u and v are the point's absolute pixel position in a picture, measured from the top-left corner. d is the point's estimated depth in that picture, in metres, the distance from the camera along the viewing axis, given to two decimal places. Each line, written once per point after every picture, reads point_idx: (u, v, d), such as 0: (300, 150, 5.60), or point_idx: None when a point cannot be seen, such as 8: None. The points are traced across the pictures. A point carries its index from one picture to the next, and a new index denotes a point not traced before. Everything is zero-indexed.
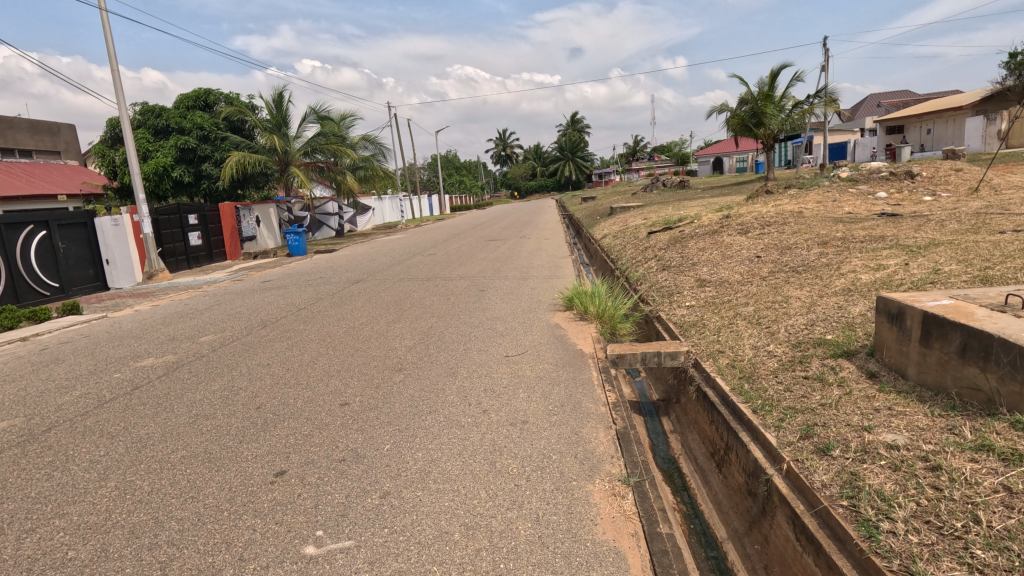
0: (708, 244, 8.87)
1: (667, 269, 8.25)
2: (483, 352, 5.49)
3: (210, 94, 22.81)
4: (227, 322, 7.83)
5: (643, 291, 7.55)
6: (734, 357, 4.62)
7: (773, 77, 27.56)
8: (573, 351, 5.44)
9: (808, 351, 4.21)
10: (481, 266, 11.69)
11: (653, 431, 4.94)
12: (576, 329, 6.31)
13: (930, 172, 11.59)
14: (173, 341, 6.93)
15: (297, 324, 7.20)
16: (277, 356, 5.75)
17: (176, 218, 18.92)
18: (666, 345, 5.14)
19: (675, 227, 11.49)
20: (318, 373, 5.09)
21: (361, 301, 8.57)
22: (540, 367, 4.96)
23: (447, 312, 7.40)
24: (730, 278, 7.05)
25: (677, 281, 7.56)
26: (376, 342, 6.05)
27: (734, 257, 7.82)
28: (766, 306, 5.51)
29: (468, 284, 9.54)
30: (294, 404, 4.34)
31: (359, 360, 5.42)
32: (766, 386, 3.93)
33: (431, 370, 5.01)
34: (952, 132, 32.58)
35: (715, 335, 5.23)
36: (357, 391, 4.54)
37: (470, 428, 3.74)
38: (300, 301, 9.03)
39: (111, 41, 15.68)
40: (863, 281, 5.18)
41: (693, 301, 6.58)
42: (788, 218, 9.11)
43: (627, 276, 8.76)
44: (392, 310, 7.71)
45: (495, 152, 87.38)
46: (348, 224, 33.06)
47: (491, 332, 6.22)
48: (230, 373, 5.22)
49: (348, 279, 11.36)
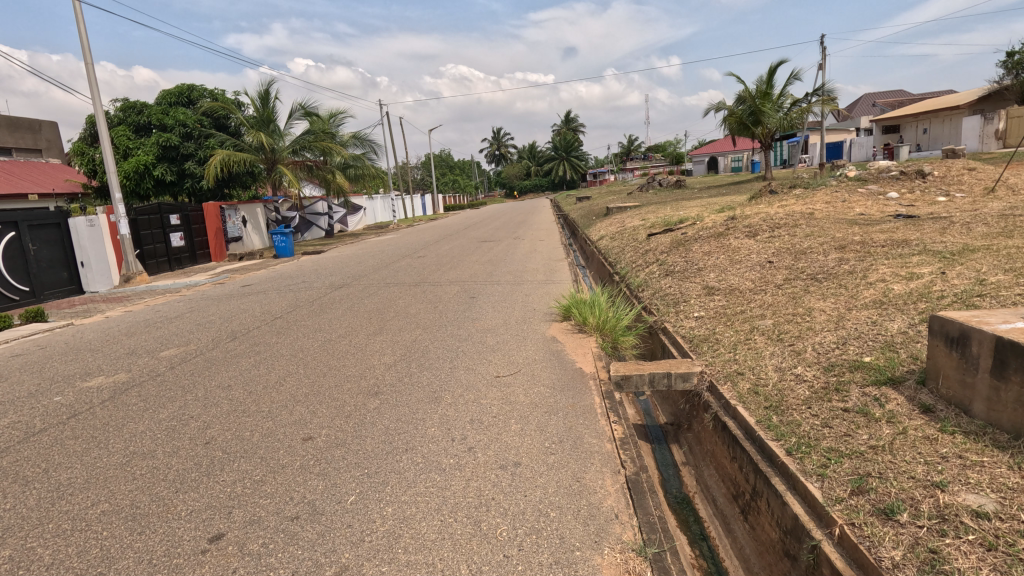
0: (714, 247, 8.31)
1: (672, 275, 7.69)
2: (471, 372, 4.89)
3: (194, 90, 22.11)
4: (195, 333, 7.19)
5: (647, 300, 6.97)
6: (756, 382, 4.04)
7: (770, 75, 27.11)
8: (571, 370, 4.85)
9: (844, 377, 3.65)
10: (473, 270, 11.07)
11: (663, 462, 4.37)
12: (574, 343, 5.72)
13: (942, 171, 11.10)
14: (131, 356, 6.28)
15: (269, 336, 6.58)
16: (239, 376, 5.12)
17: (157, 218, 18.24)
18: (676, 364, 4.57)
19: (676, 229, 10.95)
20: (283, 398, 4.47)
21: (342, 309, 7.94)
22: (535, 391, 4.37)
23: (434, 322, 6.79)
24: (741, 285, 6.50)
25: (683, 288, 7.00)
26: (353, 359, 5.43)
27: (744, 262, 7.26)
28: (787, 320, 4.95)
29: (458, 290, 8.93)
30: (248, 438, 3.72)
31: (331, 382, 4.81)
32: (798, 420, 3.36)
33: (410, 394, 4.41)
34: (949, 131, 32.24)
35: (732, 353, 4.66)
36: (323, 423, 3.93)
37: (453, 474, 3.15)
38: (278, 309, 8.39)
39: (84, 33, 14.94)
40: (897, 293, 4.63)
41: (703, 311, 6.02)
42: (798, 220, 8.58)
43: (628, 282, 8.18)
44: (375, 320, 7.07)
45: (489, 151, 86.79)
46: (339, 224, 32.35)
47: (481, 347, 5.62)
48: (183, 397, 4.59)
49: (332, 284, 10.73)
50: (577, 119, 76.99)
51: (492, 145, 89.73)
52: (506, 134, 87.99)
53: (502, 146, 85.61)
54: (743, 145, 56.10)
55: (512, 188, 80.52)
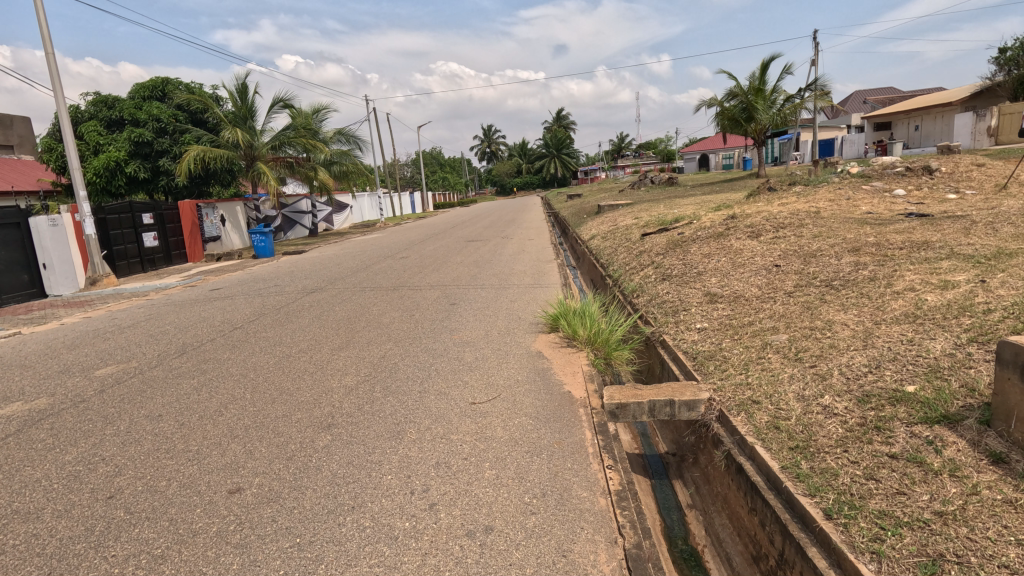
0: (714, 249, 7.70)
1: (669, 279, 7.08)
2: (444, 398, 4.22)
3: (168, 83, 21.23)
4: (142, 347, 6.43)
5: (643, 308, 6.34)
6: (776, 413, 3.41)
7: (763, 70, 26.63)
8: (559, 395, 4.20)
9: (885, 412, 3.03)
10: (457, 273, 10.38)
11: (665, 503, 3.74)
12: (564, 360, 5.08)
13: (949, 167, 10.61)
14: (62, 375, 5.52)
15: (222, 351, 5.89)
16: (174, 403, 4.40)
17: (128, 217, 17.39)
18: (679, 388, 3.94)
19: (672, 228, 10.34)
20: (219, 432, 3.79)
21: (310, 318, 7.23)
22: (515, 423, 3.73)
23: (408, 334, 6.11)
24: (747, 293, 5.90)
25: (683, 295, 6.38)
26: (309, 381, 4.74)
27: (748, 266, 6.67)
28: (803, 335, 4.35)
29: (439, 296, 8.26)
30: (161, 492, 3.03)
31: (279, 410, 4.12)
32: (834, 469, 2.74)
33: (370, 429, 3.74)
34: (940, 128, 31.93)
35: (744, 375, 4.04)
36: (256, 468, 3.24)
37: (408, 546, 2.50)
38: (240, 317, 7.66)
39: (43, 21, 14.05)
40: (932, 304, 4.03)
41: (706, 323, 5.41)
42: (804, 219, 8.00)
43: (622, 286, 7.56)
44: (343, 332, 6.37)
45: (479, 148, 85.98)
46: (324, 223, 31.50)
47: (457, 366, 4.94)
48: (99, 433, 3.86)
49: (304, 287, 10.05)
50: (568, 116, 76.43)
51: (483, 142, 88.96)
52: (497, 131, 87.28)
53: (492, 142, 84.76)
54: (735, 142, 55.75)
55: (503, 185, 79.82)
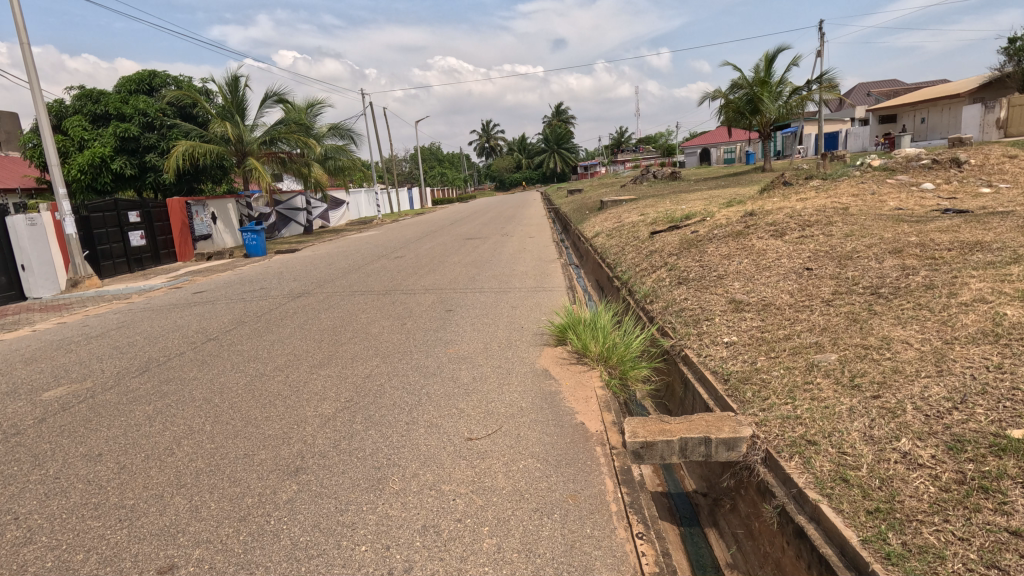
0: (734, 249, 7.07)
1: (686, 284, 6.45)
2: (435, 432, 3.58)
3: (155, 76, 20.52)
4: (102, 363, 5.77)
5: (660, 317, 5.70)
6: (841, 460, 2.77)
7: (768, 61, 25.88)
8: (572, 429, 3.57)
9: (989, 467, 2.40)
10: (454, 275, 9.72)
11: (698, 560, 3.11)
12: (575, 380, 4.46)
13: (979, 159, 9.95)
14: (3, 398, 4.86)
15: (189, 368, 5.25)
16: (120, 437, 3.76)
17: (113, 215, 16.72)
18: (714, 422, 3.31)
19: (683, 225, 9.68)
20: (166, 480, 3.15)
21: (291, 328, 6.57)
22: (522, 468, 3.10)
23: (399, 348, 5.47)
24: (777, 300, 5.27)
25: (703, 302, 5.75)
26: (281, 409, 4.10)
27: (775, 269, 6.04)
28: (855, 355, 3.71)
29: (435, 301, 7.63)
30: (75, 572, 2.39)
31: (241, 449, 3.48)
32: (939, 551, 2.12)
33: (345, 476, 3.10)
34: (947, 120, 31.22)
35: (791, 405, 3.40)
36: (199, 535, 2.61)
37: None
38: (217, 327, 7.02)
39: (17, 10, 13.31)
40: (1015, 322, 3.41)
41: (734, 336, 4.78)
42: (832, 215, 7.35)
43: (634, 292, 6.93)
44: (326, 345, 5.73)
45: (478, 143, 85.07)
46: (320, 220, 30.81)
47: (452, 389, 4.30)
48: (21, 480, 3.22)
49: (291, 291, 9.40)
50: (568, 110, 75.51)
51: (481, 137, 88.11)
52: (495, 126, 86.46)
53: (491, 138, 83.90)
54: (737, 135, 55.00)
55: (502, 180, 79.00)
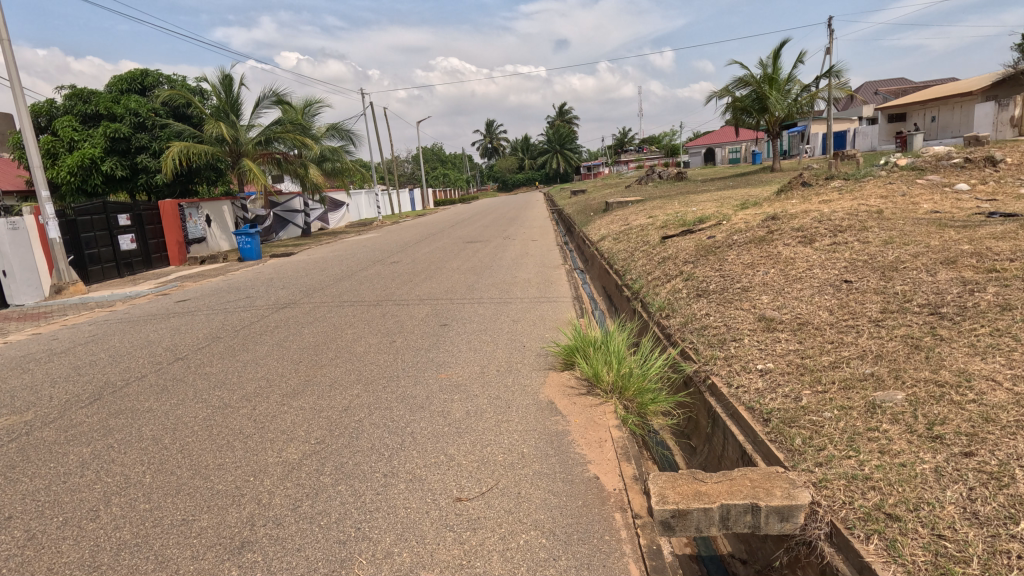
0: (757, 257, 6.42)
1: (706, 297, 5.82)
2: (416, 492, 2.93)
3: (148, 75, 19.98)
4: (54, 387, 5.16)
5: (679, 336, 5.07)
6: (940, 548, 2.13)
7: (777, 58, 25.20)
8: (584, 487, 2.93)
9: None
10: (452, 283, 9.10)
11: None
12: (585, 415, 3.82)
13: (1015, 158, 9.26)
14: None
15: (145, 396, 4.63)
16: (41, 491, 3.14)
17: (102, 218, 16.14)
18: (761, 483, 2.66)
19: (698, 229, 9.02)
20: (77, 559, 2.52)
21: (269, 346, 5.94)
22: (522, 548, 2.46)
23: (383, 373, 4.83)
24: (815, 317, 4.63)
25: (728, 318, 5.12)
26: (240, 453, 3.48)
27: (807, 280, 5.41)
28: (927, 396, 3.07)
29: (428, 313, 7.01)
30: None
31: (179, 513, 2.84)
32: None
33: (300, 559, 2.46)
34: (959, 119, 30.46)
35: (856, 460, 2.74)
36: None
37: None
38: (189, 343, 6.40)
39: None
40: None
41: (769, 362, 4.13)
42: (865, 218, 6.70)
43: (648, 305, 6.30)
44: (304, 368, 5.09)
45: (481, 144, 84.45)
46: (318, 222, 30.26)
47: (441, 428, 3.67)
48: None
49: (277, 300, 8.79)
50: (571, 111, 74.99)
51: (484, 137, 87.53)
52: (498, 127, 86.01)
53: (494, 138, 83.39)
54: (744, 134, 54.13)
55: (505, 181, 78.38)
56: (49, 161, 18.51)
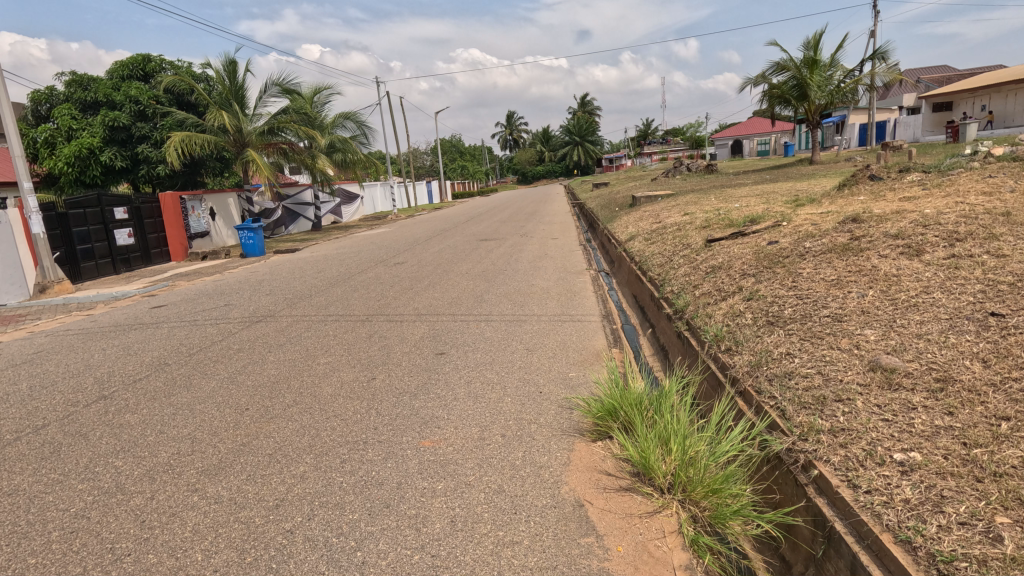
0: (846, 272, 4.96)
1: (784, 326, 4.40)
2: None
3: (150, 60, 18.96)
4: None
5: (758, 387, 3.67)
6: None
7: (819, 40, 23.18)
8: None
9: None
10: (458, 293, 7.79)
11: None
12: (633, 535, 2.50)
13: None
14: None
15: (19, 466, 3.39)
16: None
17: (96, 211, 15.15)
18: None
19: (750, 230, 7.55)
20: None
21: (217, 381, 4.70)
22: None
23: (344, 438, 3.49)
24: (962, 369, 3.21)
25: (825, 362, 3.71)
26: None
27: (928, 308, 3.96)
28: None
29: (424, 335, 5.71)
30: None
31: None
32: None
33: None
34: (1012, 108, 27.93)
35: None
36: None
37: None
38: (128, 372, 5.18)
39: None
40: None
41: (912, 447, 2.72)
42: (985, 221, 5.16)
43: (702, 332, 4.90)
44: (247, 423, 3.82)
45: (500, 136, 82.87)
46: (330, 215, 29.26)
47: (411, 560, 2.35)
48: None
49: (254, 311, 7.57)
50: (593, 102, 73.13)
51: (505, 130, 85.97)
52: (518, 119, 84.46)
53: (514, 130, 81.88)
54: (775, 125, 51.47)
55: (524, 174, 76.78)
56: (47, 151, 17.82)
